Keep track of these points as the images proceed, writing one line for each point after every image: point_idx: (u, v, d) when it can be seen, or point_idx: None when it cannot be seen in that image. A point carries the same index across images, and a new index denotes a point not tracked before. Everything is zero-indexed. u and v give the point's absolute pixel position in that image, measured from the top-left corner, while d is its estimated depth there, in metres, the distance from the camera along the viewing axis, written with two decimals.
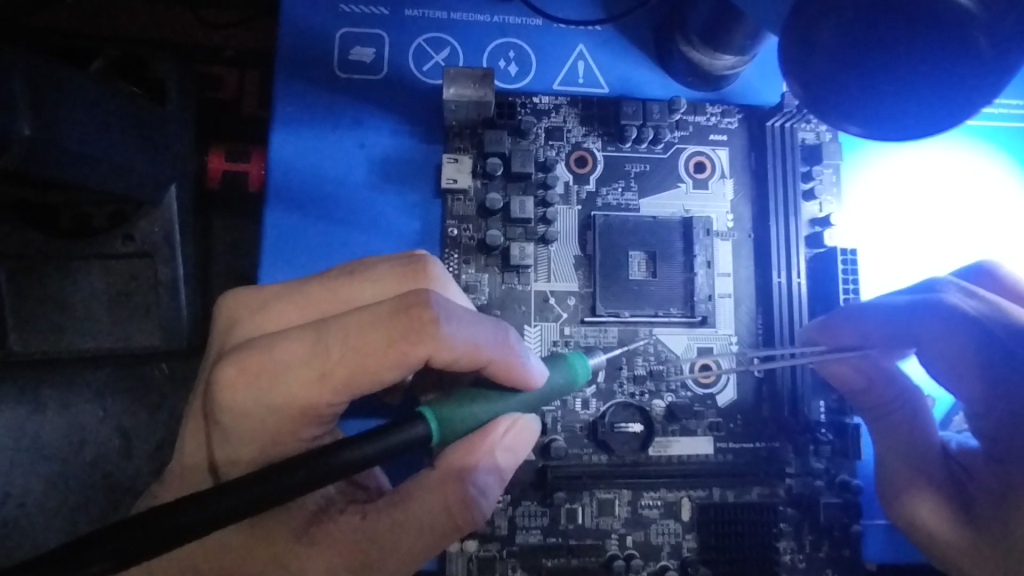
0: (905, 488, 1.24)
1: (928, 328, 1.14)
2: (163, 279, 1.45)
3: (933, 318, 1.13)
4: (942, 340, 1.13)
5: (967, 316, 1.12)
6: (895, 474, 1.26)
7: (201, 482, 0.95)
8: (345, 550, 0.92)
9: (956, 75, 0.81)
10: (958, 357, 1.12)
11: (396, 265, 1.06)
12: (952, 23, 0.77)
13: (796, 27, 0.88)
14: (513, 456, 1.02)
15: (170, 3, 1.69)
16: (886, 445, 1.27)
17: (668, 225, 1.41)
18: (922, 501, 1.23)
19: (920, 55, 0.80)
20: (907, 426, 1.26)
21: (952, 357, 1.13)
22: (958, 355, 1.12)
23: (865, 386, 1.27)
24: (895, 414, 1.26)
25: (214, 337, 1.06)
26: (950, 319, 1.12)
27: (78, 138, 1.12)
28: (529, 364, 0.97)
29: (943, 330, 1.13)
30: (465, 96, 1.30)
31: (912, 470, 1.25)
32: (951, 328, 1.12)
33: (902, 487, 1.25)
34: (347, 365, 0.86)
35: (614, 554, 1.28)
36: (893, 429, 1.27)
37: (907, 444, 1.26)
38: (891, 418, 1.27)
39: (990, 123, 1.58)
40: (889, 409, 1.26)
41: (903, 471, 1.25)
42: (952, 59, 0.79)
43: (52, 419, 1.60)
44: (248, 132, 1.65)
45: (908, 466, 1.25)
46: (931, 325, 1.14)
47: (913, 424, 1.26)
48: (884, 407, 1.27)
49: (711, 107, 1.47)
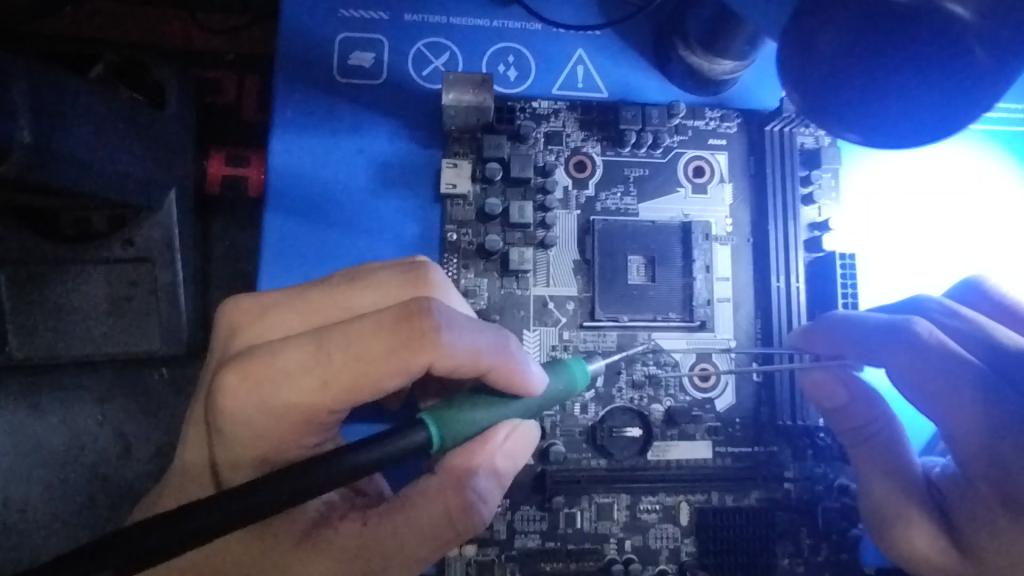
0: (892, 512, 1.18)
1: (895, 352, 1.14)
2: (162, 284, 1.45)
3: (901, 344, 1.13)
4: (907, 365, 1.12)
5: (932, 346, 1.11)
6: (882, 499, 1.20)
7: (201, 489, 0.96)
8: (345, 556, 0.92)
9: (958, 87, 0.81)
10: (922, 385, 1.11)
11: (397, 272, 1.06)
12: (951, 37, 0.77)
13: (795, 35, 0.88)
14: (513, 462, 1.02)
15: (170, 7, 1.69)
16: (862, 470, 1.23)
17: (667, 229, 1.41)
18: (915, 527, 1.16)
19: (919, 67, 0.81)
20: (884, 451, 1.22)
21: (916, 384, 1.12)
22: (921, 382, 1.11)
23: (844, 404, 1.24)
24: (871, 439, 1.22)
25: (214, 344, 1.06)
26: (915, 346, 1.12)
27: (77, 146, 1.12)
28: (528, 371, 0.98)
29: (909, 357, 1.12)
30: (464, 102, 1.31)
31: (894, 494, 1.20)
32: (916, 356, 1.12)
33: (892, 513, 1.19)
34: (350, 372, 0.87)
35: (613, 558, 1.28)
36: (869, 454, 1.23)
37: (886, 470, 1.21)
38: (868, 443, 1.23)
39: (993, 125, 1.57)
40: (864, 433, 1.23)
41: (891, 496, 1.20)
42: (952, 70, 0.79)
43: (52, 423, 1.61)
44: (248, 137, 1.65)
45: (892, 490, 1.20)
46: (898, 350, 1.13)
47: (890, 451, 1.22)
48: (862, 431, 1.23)
49: (710, 111, 1.47)
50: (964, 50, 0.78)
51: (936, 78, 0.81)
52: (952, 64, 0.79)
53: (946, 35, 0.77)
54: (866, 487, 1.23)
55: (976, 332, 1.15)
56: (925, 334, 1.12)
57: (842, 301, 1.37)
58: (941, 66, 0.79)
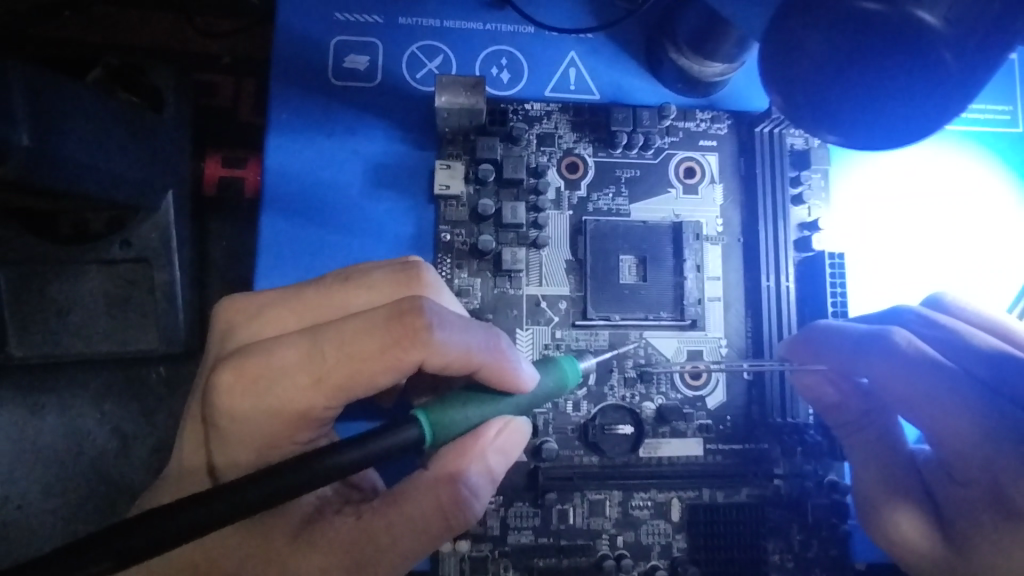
0: (884, 504, 1.21)
1: (875, 361, 1.18)
2: (160, 284, 1.47)
3: (879, 354, 1.18)
4: (886, 375, 1.17)
5: (910, 355, 1.15)
6: (870, 488, 1.24)
7: (199, 484, 0.97)
8: (339, 550, 0.94)
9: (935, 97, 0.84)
10: (904, 395, 1.15)
11: (390, 272, 1.08)
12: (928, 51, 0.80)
13: (777, 38, 0.90)
14: (506, 458, 1.04)
15: (167, 11, 1.71)
16: (857, 461, 1.28)
17: (658, 229, 1.43)
18: (902, 511, 1.18)
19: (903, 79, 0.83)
20: (878, 443, 1.26)
21: (897, 394, 1.16)
22: (901, 391, 1.15)
23: (838, 401, 1.29)
24: (865, 432, 1.27)
25: (211, 343, 1.08)
26: (893, 356, 1.16)
27: (75, 149, 1.14)
28: (520, 368, 1.00)
29: (888, 367, 1.16)
30: (456, 104, 1.32)
31: (883, 484, 1.23)
32: (894, 365, 1.16)
33: (880, 501, 1.22)
34: (343, 370, 0.88)
35: (605, 554, 1.30)
36: (863, 444, 1.27)
37: (878, 460, 1.25)
38: (862, 434, 1.27)
39: (978, 127, 1.61)
40: (858, 426, 1.27)
41: (879, 486, 1.23)
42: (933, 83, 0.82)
43: (51, 422, 1.62)
44: (245, 139, 1.67)
45: (881, 479, 1.23)
46: (876, 361, 1.18)
47: (885, 441, 1.25)
48: (854, 424, 1.28)
49: (701, 112, 1.49)
50: (946, 67, 0.81)
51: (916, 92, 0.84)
52: (933, 79, 0.82)
53: (926, 50, 0.80)
54: (858, 477, 1.27)
55: (954, 339, 1.20)
56: (903, 344, 1.17)
57: (831, 299, 1.39)
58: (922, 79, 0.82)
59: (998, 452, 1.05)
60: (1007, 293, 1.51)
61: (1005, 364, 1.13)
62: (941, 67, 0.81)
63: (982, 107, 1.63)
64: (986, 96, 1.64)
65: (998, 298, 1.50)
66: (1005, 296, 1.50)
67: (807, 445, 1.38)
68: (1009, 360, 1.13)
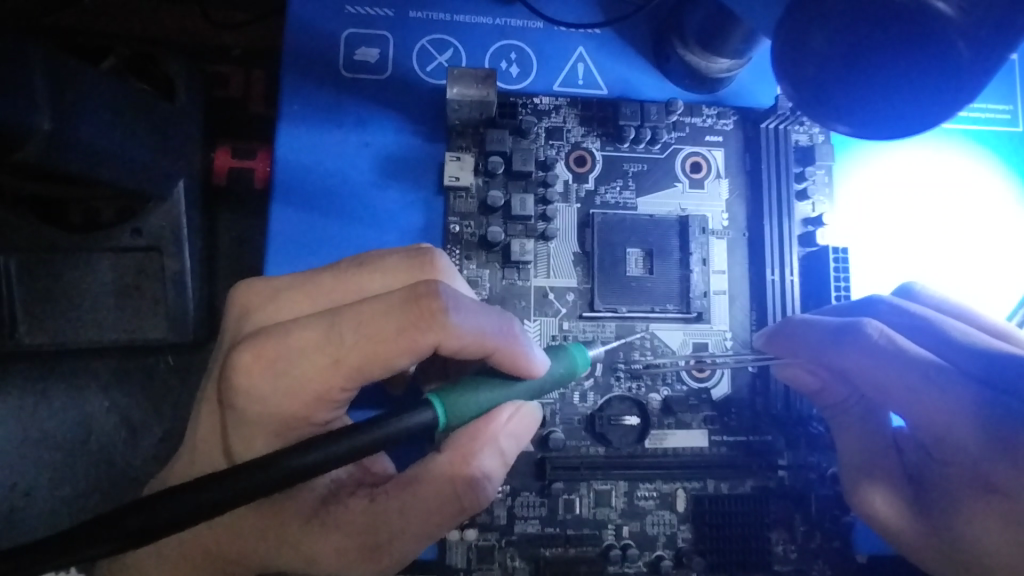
0: (863, 480, 1.24)
1: (850, 354, 1.20)
2: (172, 273, 1.48)
3: (852, 346, 1.20)
4: (862, 366, 1.19)
5: (883, 346, 1.17)
6: (851, 467, 1.26)
7: (215, 465, 0.99)
8: (354, 530, 0.96)
9: (940, 105, 0.88)
10: (879, 384, 1.18)
11: (403, 258, 1.09)
12: (950, 45, 0.82)
13: (785, 37, 0.93)
14: (517, 442, 1.05)
15: (178, 4, 1.73)
16: (840, 442, 1.30)
17: (665, 223, 1.44)
18: (877, 492, 1.23)
19: (917, 74, 0.86)
20: (860, 425, 1.28)
21: (873, 384, 1.18)
22: (879, 381, 1.17)
23: (821, 387, 1.30)
24: (847, 414, 1.29)
25: (226, 326, 1.09)
26: (866, 347, 1.19)
27: (94, 134, 1.16)
28: (532, 354, 1.01)
29: (864, 360, 1.19)
30: (467, 96, 1.33)
31: (864, 465, 1.25)
32: (868, 357, 1.18)
33: (857, 479, 1.25)
34: (361, 351, 0.89)
35: (611, 544, 1.31)
36: (849, 426, 1.29)
37: (860, 440, 1.28)
38: (847, 415, 1.29)
39: (976, 126, 1.63)
40: (843, 408, 1.29)
41: (860, 463, 1.26)
42: (942, 86, 0.87)
43: (60, 409, 1.63)
44: (254, 130, 1.68)
45: (862, 457, 1.26)
46: (851, 353, 1.20)
47: (867, 423, 1.27)
48: (839, 406, 1.29)
49: (707, 108, 1.50)
50: (959, 52, 0.83)
51: (924, 91, 0.87)
52: (947, 70, 0.85)
53: (942, 41, 0.82)
54: (841, 457, 1.29)
55: (925, 325, 1.23)
56: (875, 335, 1.19)
57: (834, 285, 1.42)
58: (934, 74, 0.85)
59: (973, 439, 1.08)
60: (1002, 290, 1.53)
61: (990, 360, 1.13)
62: (958, 61, 0.83)
63: (981, 107, 1.66)
64: (983, 96, 1.67)
65: (1002, 290, 1.53)
66: (999, 290, 1.53)
67: (810, 436, 1.39)
68: (984, 349, 1.16)
